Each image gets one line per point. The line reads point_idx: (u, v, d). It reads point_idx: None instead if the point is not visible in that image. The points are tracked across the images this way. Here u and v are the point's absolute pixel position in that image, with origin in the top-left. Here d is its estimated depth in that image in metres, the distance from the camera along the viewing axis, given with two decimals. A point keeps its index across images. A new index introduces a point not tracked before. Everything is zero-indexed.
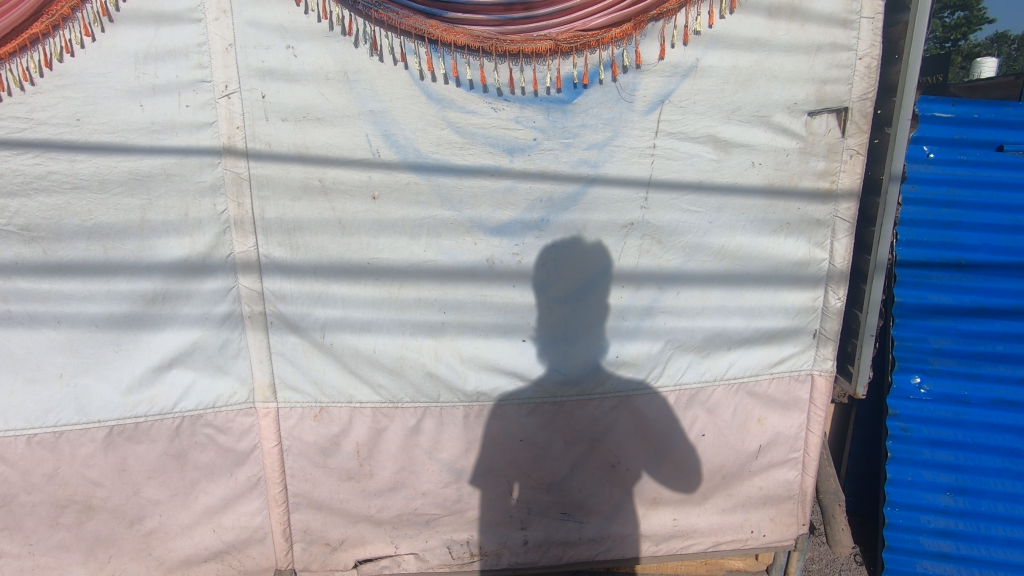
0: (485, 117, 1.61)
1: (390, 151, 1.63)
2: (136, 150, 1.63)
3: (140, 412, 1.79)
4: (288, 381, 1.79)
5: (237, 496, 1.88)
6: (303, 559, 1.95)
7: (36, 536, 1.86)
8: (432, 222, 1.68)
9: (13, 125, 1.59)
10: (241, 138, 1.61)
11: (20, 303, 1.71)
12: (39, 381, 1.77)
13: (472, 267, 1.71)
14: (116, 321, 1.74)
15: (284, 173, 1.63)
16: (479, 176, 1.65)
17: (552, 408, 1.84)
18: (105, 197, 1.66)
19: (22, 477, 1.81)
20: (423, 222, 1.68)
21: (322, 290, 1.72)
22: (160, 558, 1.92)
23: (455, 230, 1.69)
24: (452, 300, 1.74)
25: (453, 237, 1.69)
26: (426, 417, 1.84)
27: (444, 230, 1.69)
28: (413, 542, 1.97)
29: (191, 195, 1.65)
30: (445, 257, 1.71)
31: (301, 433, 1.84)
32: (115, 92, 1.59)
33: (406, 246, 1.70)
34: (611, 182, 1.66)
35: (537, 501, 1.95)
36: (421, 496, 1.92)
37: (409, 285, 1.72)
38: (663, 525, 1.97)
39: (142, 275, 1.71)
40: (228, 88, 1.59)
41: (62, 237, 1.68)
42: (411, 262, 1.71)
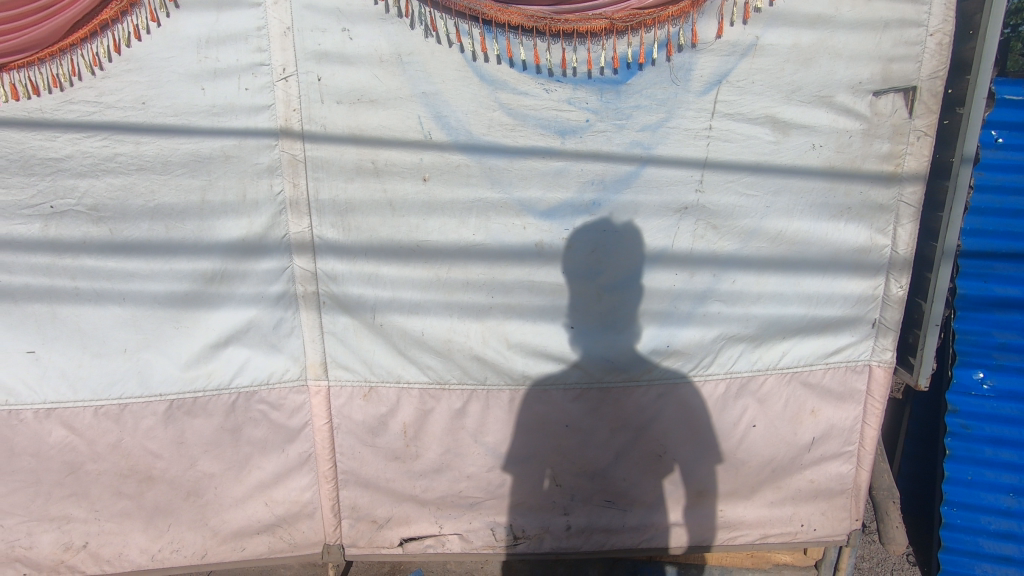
0: (538, 98, 1.61)
1: (441, 133, 1.64)
2: (197, 132, 1.68)
3: (198, 386, 1.86)
4: (339, 360, 1.82)
5: (288, 472, 1.94)
6: (350, 535, 2.00)
7: (101, 503, 1.96)
8: (482, 205, 1.68)
9: (85, 108, 1.70)
10: (297, 120, 1.64)
11: (88, 280, 1.81)
12: (104, 354, 1.86)
13: (520, 250, 1.71)
14: (177, 299, 1.81)
15: (338, 155, 1.66)
16: (531, 158, 1.64)
17: (599, 394, 1.83)
18: (168, 178, 1.72)
19: (89, 447, 1.90)
20: (473, 204, 1.68)
21: (372, 271, 1.74)
22: (215, 529, 1.99)
23: (505, 214, 1.68)
24: (500, 284, 1.74)
25: (502, 221, 1.69)
26: (472, 399, 1.85)
27: (493, 213, 1.68)
28: (457, 523, 2.00)
29: (248, 176, 1.69)
30: (493, 240, 1.70)
31: (350, 412, 1.87)
32: (178, 76, 1.65)
33: (456, 229, 1.70)
34: (664, 164, 1.63)
35: (580, 487, 1.95)
36: (465, 479, 1.94)
37: (456, 268, 1.73)
38: (708, 516, 1.94)
39: (201, 254, 1.77)
40: (286, 71, 1.62)
41: (127, 217, 1.76)
42: (459, 244, 1.71)
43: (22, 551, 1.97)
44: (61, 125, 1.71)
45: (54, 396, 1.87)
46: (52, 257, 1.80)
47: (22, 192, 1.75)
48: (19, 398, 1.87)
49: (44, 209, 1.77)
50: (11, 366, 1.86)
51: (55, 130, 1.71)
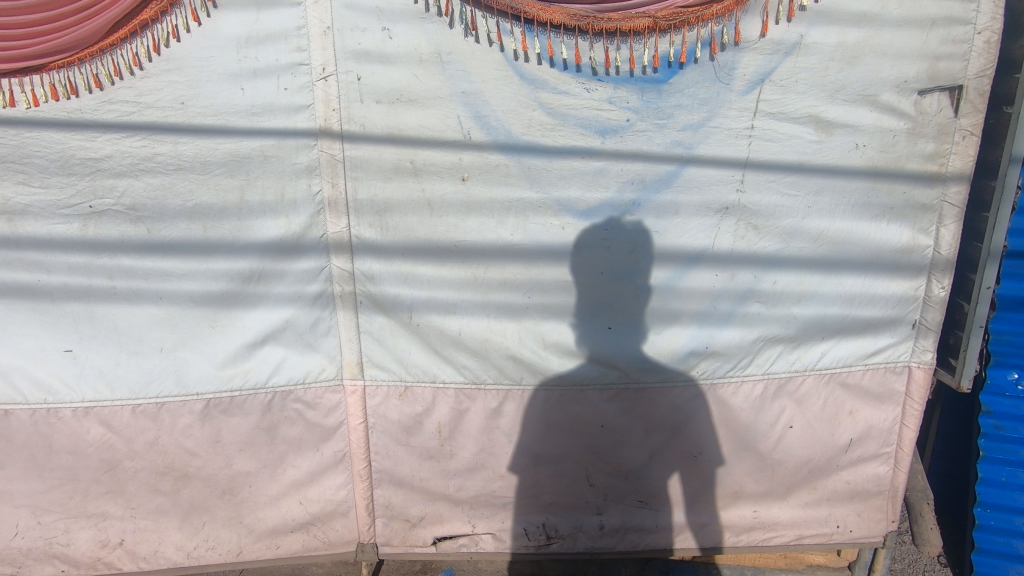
0: (578, 97, 1.59)
1: (481, 132, 1.63)
2: (236, 132, 1.68)
3: (234, 385, 1.87)
4: (375, 359, 1.83)
5: (323, 470, 1.94)
6: (384, 534, 2.01)
7: (137, 500, 1.97)
8: (521, 205, 1.67)
9: (124, 108, 1.70)
10: (336, 120, 1.64)
11: (125, 279, 1.82)
12: (141, 353, 1.87)
13: (559, 250, 1.70)
14: (214, 298, 1.82)
15: (377, 155, 1.65)
16: (570, 158, 1.63)
17: (634, 395, 1.82)
18: (206, 178, 1.72)
19: (126, 445, 1.92)
20: (512, 204, 1.67)
21: (409, 270, 1.73)
22: (250, 527, 2.00)
23: (543, 214, 1.68)
24: (538, 284, 1.73)
25: (540, 221, 1.68)
26: (508, 399, 1.85)
27: (532, 214, 1.68)
28: (490, 522, 2.00)
29: (287, 175, 1.69)
30: (531, 241, 1.70)
31: (385, 412, 1.88)
32: (217, 76, 1.65)
33: (494, 229, 1.69)
34: (705, 163, 1.62)
35: (613, 487, 1.95)
36: (498, 479, 1.94)
37: (493, 268, 1.72)
38: (742, 516, 1.94)
39: (238, 254, 1.77)
40: (326, 70, 1.61)
41: (165, 217, 1.77)
42: (497, 244, 1.70)
43: (59, 547, 1.99)
44: (100, 125, 1.72)
45: (92, 395, 1.89)
46: (89, 257, 1.80)
47: (61, 191, 1.76)
48: (58, 396, 1.88)
49: (83, 209, 1.77)
50: (49, 364, 1.87)
51: (95, 130, 1.72)
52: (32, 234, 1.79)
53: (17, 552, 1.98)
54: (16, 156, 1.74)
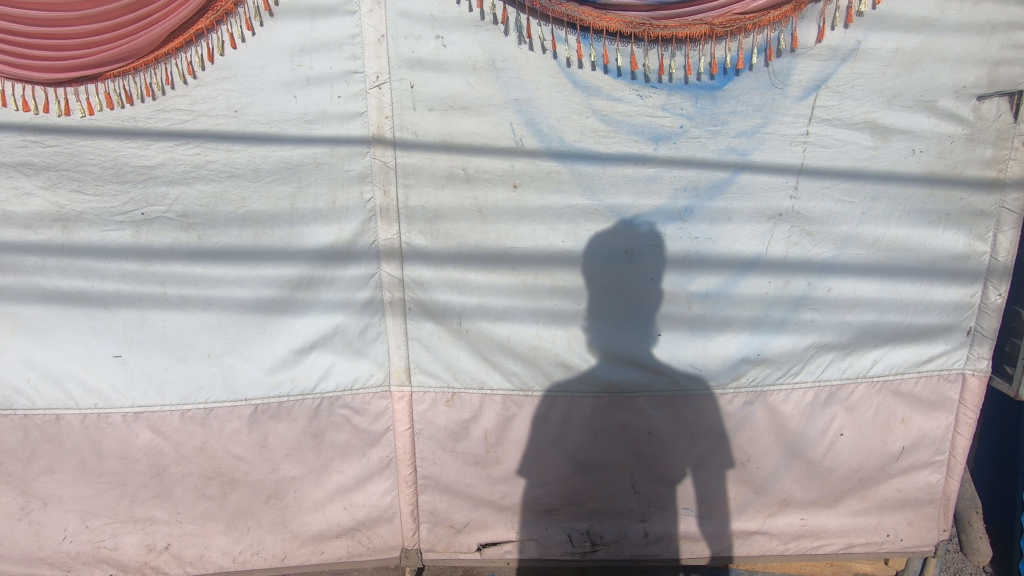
0: (632, 104, 1.59)
1: (533, 140, 1.63)
2: (289, 139, 1.69)
3: (283, 391, 1.88)
4: (423, 365, 1.83)
5: (368, 476, 1.95)
6: (428, 539, 2.01)
7: (184, 505, 1.98)
8: (572, 212, 1.67)
9: (178, 117, 1.72)
10: (389, 128, 1.65)
11: (176, 285, 1.84)
12: (190, 359, 1.88)
13: (610, 256, 1.70)
14: (263, 304, 1.83)
15: (429, 162, 1.66)
16: (623, 165, 1.63)
17: (683, 401, 1.81)
18: (258, 185, 1.73)
19: (174, 450, 1.93)
20: (563, 211, 1.68)
21: (459, 277, 1.74)
22: (295, 532, 2.01)
23: (595, 221, 1.68)
24: (588, 291, 1.73)
25: (592, 228, 1.68)
26: (555, 406, 1.85)
27: (584, 221, 1.68)
28: (534, 529, 1.99)
29: (339, 183, 1.70)
30: (582, 248, 1.70)
31: (432, 418, 1.88)
32: (271, 84, 1.66)
33: (545, 235, 1.70)
34: (759, 170, 1.61)
35: (659, 494, 1.94)
36: (544, 485, 1.94)
37: (543, 275, 1.73)
38: (790, 525, 1.92)
39: (289, 261, 1.78)
40: (379, 78, 1.62)
41: (216, 224, 1.78)
42: (547, 251, 1.71)
43: (107, 552, 2.00)
44: (154, 134, 1.73)
45: (141, 400, 1.90)
46: (141, 263, 1.82)
47: (114, 199, 1.78)
48: (108, 401, 1.90)
49: (135, 216, 1.79)
50: (99, 370, 1.89)
51: (148, 138, 1.74)
52: (86, 241, 1.81)
53: (65, 556, 1.99)
54: (70, 164, 1.76)
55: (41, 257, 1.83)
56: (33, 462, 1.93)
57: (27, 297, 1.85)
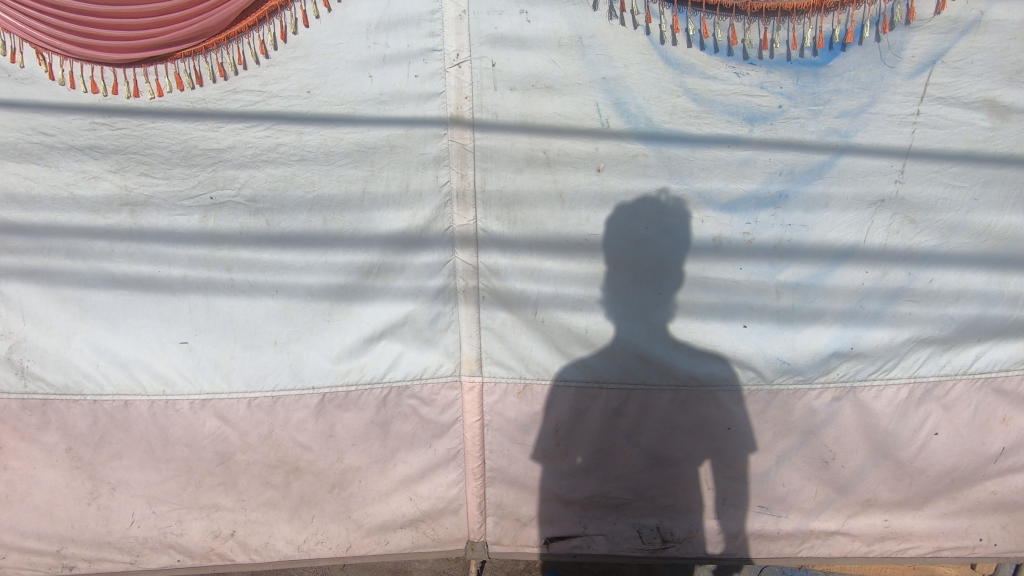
0: (727, 83, 1.52)
1: (619, 121, 1.55)
2: (363, 121, 1.63)
3: (351, 380, 1.84)
4: (494, 356, 1.78)
5: (434, 467, 1.91)
6: (494, 532, 1.97)
7: (249, 492, 1.97)
8: (658, 197, 1.59)
9: (249, 98, 1.67)
10: (468, 108, 1.58)
11: (243, 271, 1.80)
12: (256, 347, 1.85)
13: (697, 245, 1.61)
14: (331, 291, 1.78)
15: (509, 144, 1.59)
16: (714, 148, 1.55)
17: (766, 397, 1.73)
18: (329, 168, 1.68)
19: (240, 437, 1.91)
20: (649, 196, 1.59)
21: (536, 265, 1.68)
22: (359, 522, 1.98)
23: (683, 209, 1.59)
24: (671, 282, 1.65)
25: (678, 216, 1.60)
26: (630, 399, 1.78)
27: (670, 208, 1.59)
28: (602, 524, 1.94)
29: (414, 166, 1.64)
30: (668, 236, 1.61)
31: (503, 410, 1.83)
32: (346, 63, 1.61)
33: (628, 223, 1.61)
34: (862, 153, 1.53)
35: (734, 491, 1.87)
36: (615, 480, 1.88)
37: (624, 264, 1.64)
38: (873, 526, 1.84)
39: (359, 247, 1.73)
40: (459, 56, 1.56)
41: (285, 208, 1.74)
42: (629, 239, 1.63)
43: (173, 538, 1.99)
44: (224, 116, 1.69)
45: (208, 388, 1.88)
46: (209, 249, 1.79)
47: (183, 182, 1.75)
48: (175, 388, 1.88)
49: (204, 200, 1.76)
50: (166, 357, 1.87)
51: (218, 120, 1.70)
52: (153, 225, 1.79)
53: (132, 541, 1.99)
54: (140, 147, 1.74)
55: (109, 242, 1.81)
56: (102, 447, 1.93)
57: (96, 282, 1.84)
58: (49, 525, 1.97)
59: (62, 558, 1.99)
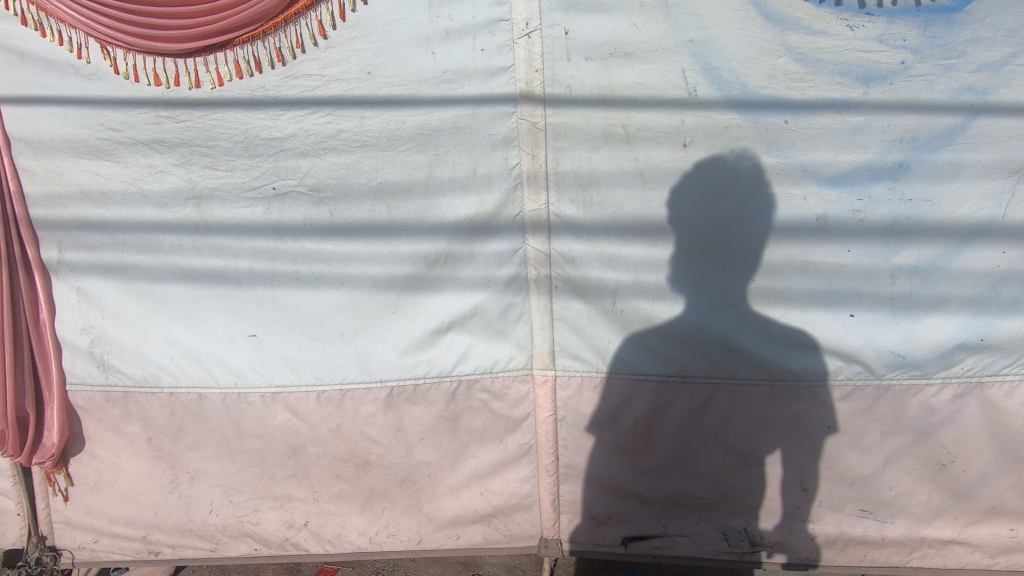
0: (839, 38, 1.33)
1: (709, 88, 1.39)
2: (426, 102, 1.53)
3: (419, 373, 1.78)
4: (569, 349, 1.67)
5: (505, 462, 1.84)
6: (569, 530, 1.88)
7: (320, 484, 1.96)
8: (722, 174, 1.43)
9: (308, 83, 1.60)
10: (539, 82, 1.45)
11: (309, 263, 1.77)
12: (324, 339, 1.83)
13: (776, 223, 1.45)
14: (398, 283, 1.73)
15: (584, 120, 1.45)
16: (821, 114, 1.36)
17: (875, 393, 1.55)
18: (393, 154, 1.60)
19: (311, 430, 1.90)
20: (712, 178, 1.44)
21: (614, 251, 1.54)
22: (430, 515, 1.95)
23: (753, 186, 1.43)
24: (750, 268, 1.49)
25: (748, 195, 1.43)
26: (717, 395, 1.64)
27: (737, 186, 1.43)
28: (683, 524, 1.82)
29: (481, 148, 1.53)
30: (739, 217, 1.45)
31: (577, 405, 1.73)
32: (407, 41, 1.50)
33: (693, 210, 1.47)
34: (1003, 112, 1.31)
35: (833, 494, 1.71)
36: (697, 479, 1.76)
37: (693, 256, 1.50)
38: (997, 535, 1.65)
39: (424, 236, 1.66)
40: (529, 26, 1.43)
41: (348, 197, 1.68)
42: (697, 227, 1.48)
43: (250, 526, 2.02)
44: (284, 103, 1.63)
45: (278, 380, 1.87)
46: (274, 241, 1.77)
47: (246, 174, 1.72)
48: (247, 380, 1.89)
49: (267, 191, 1.72)
50: (237, 350, 1.88)
51: (279, 108, 1.64)
52: (219, 218, 1.78)
53: (212, 529, 2.03)
54: (203, 139, 1.71)
55: (176, 236, 1.82)
56: (180, 438, 1.97)
57: (168, 276, 1.86)
58: (134, 512, 2.03)
59: (148, 544, 2.05)
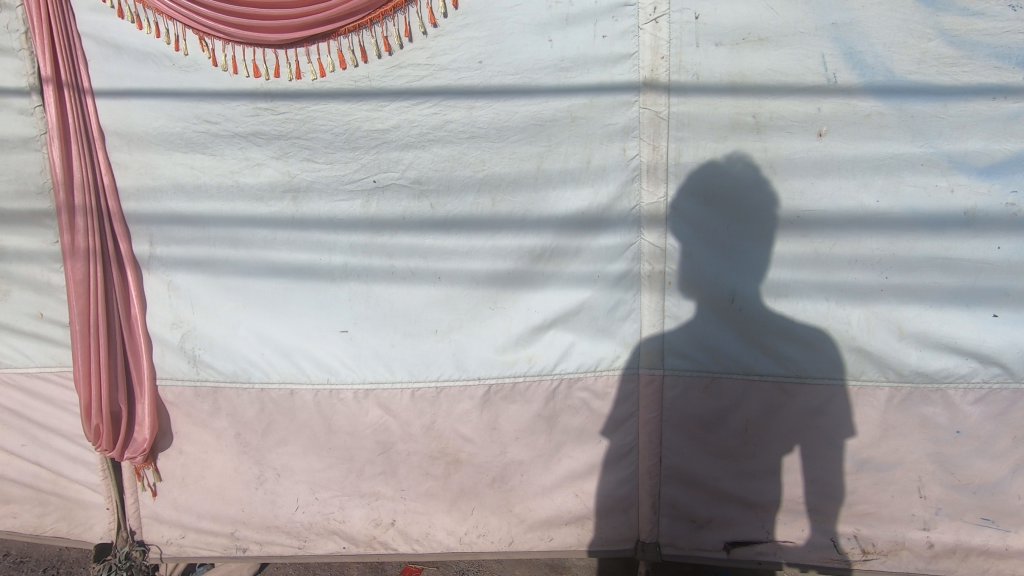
0: (997, 20, 1.26)
1: (850, 74, 1.32)
2: (540, 91, 1.48)
3: (519, 370, 1.73)
4: (678, 347, 1.61)
5: (603, 464, 1.79)
6: (668, 533, 1.82)
7: (409, 482, 1.93)
8: (715, 182, 1.44)
9: (415, 73, 1.56)
10: (664, 70, 1.40)
11: (405, 258, 1.73)
12: (417, 335, 1.79)
13: (828, 220, 1.42)
14: (498, 278, 1.68)
15: (710, 109, 1.40)
16: (974, 100, 1.30)
17: (1010, 396, 1.50)
18: (502, 146, 1.56)
19: (402, 428, 1.87)
20: (709, 184, 1.45)
21: (734, 246, 1.48)
22: (521, 516, 1.90)
23: (745, 183, 1.43)
24: (829, 269, 1.45)
25: (749, 188, 1.43)
26: (836, 397, 1.57)
27: (737, 187, 1.44)
28: (787, 530, 1.74)
29: (597, 139, 1.48)
30: (744, 216, 1.46)
31: (684, 405, 1.67)
32: (523, 28, 1.46)
33: (701, 216, 1.48)
34: None
35: (954, 502, 1.63)
36: (807, 483, 1.69)
37: (713, 260, 1.50)
38: None
39: (530, 230, 1.61)
40: (657, 10, 1.38)
41: (451, 191, 1.64)
42: (708, 231, 1.49)
43: (337, 524, 2.00)
44: (389, 93, 1.60)
45: (372, 377, 1.84)
46: (370, 236, 1.73)
47: (345, 166, 1.68)
48: (339, 376, 1.86)
49: (366, 184, 1.69)
50: (328, 346, 1.85)
51: (383, 99, 1.60)
52: (315, 212, 1.75)
53: (299, 526, 2.01)
54: (302, 131, 1.68)
55: (271, 231, 1.80)
56: (269, 433, 1.95)
57: (260, 271, 1.84)
58: (221, 508, 2.02)
59: (236, 540, 2.04)
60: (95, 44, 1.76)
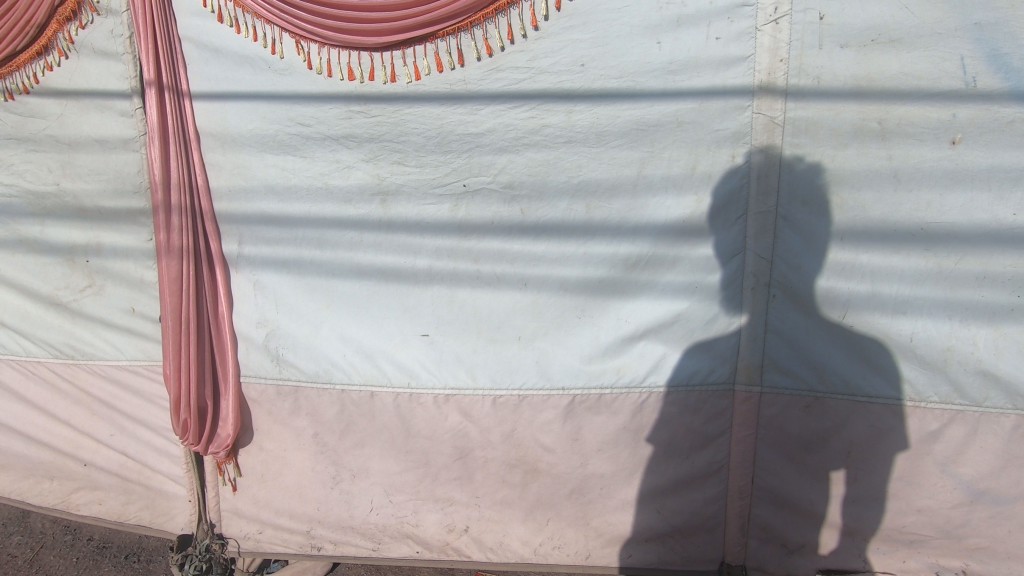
0: None
1: (993, 78, 1.30)
2: (646, 95, 1.46)
3: (605, 382, 1.68)
4: (780, 363, 1.57)
5: (690, 481, 1.72)
6: (757, 557, 1.74)
7: (484, 490, 1.90)
8: (773, 193, 1.46)
9: (514, 75, 1.54)
10: (783, 73, 1.39)
11: (492, 262, 1.70)
12: (500, 341, 1.76)
13: (958, 234, 1.39)
14: (590, 286, 1.63)
15: (832, 114, 1.39)
16: None
17: None
18: (601, 150, 1.53)
19: (482, 434, 1.84)
20: (768, 196, 1.46)
21: (849, 259, 1.45)
22: (598, 530, 1.84)
23: (804, 189, 1.44)
24: (953, 287, 1.41)
25: (805, 194, 1.44)
26: (955, 422, 1.50)
27: (795, 196, 1.45)
28: (888, 561, 1.64)
29: (705, 144, 1.46)
30: (807, 219, 1.46)
31: (782, 424, 1.61)
32: (632, 29, 1.44)
33: (767, 225, 1.48)
34: None
35: None
36: (914, 513, 1.58)
37: (788, 267, 1.49)
38: None
39: (626, 237, 1.57)
40: (778, 11, 1.36)
41: (544, 196, 1.60)
42: (776, 240, 1.48)
43: (410, 528, 1.99)
44: (485, 96, 1.58)
45: (453, 382, 1.82)
46: (457, 240, 1.71)
47: (436, 170, 1.67)
48: (420, 381, 1.84)
49: (456, 188, 1.67)
50: (410, 350, 1.83)
51: (479, 102, 1.59)
52: (403, 215, 1.74)
53: (373, 527, 2.01)
54: (395, 134, 1.68)
55: (357, 233, 1.79)
56: (347, 434, 1.95)
57: (343, 272, 1.83)
58: (299, 505, 2.04)
59: (311, 538, 2.06)
60: (194, 47, 1.78)
